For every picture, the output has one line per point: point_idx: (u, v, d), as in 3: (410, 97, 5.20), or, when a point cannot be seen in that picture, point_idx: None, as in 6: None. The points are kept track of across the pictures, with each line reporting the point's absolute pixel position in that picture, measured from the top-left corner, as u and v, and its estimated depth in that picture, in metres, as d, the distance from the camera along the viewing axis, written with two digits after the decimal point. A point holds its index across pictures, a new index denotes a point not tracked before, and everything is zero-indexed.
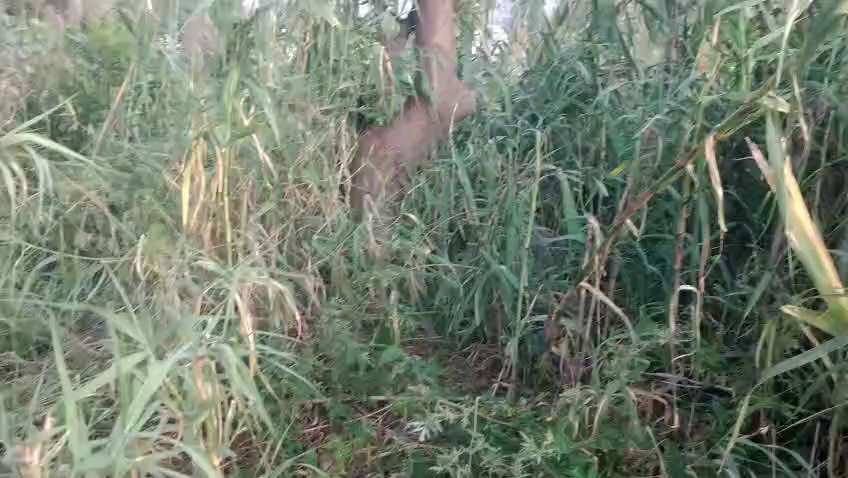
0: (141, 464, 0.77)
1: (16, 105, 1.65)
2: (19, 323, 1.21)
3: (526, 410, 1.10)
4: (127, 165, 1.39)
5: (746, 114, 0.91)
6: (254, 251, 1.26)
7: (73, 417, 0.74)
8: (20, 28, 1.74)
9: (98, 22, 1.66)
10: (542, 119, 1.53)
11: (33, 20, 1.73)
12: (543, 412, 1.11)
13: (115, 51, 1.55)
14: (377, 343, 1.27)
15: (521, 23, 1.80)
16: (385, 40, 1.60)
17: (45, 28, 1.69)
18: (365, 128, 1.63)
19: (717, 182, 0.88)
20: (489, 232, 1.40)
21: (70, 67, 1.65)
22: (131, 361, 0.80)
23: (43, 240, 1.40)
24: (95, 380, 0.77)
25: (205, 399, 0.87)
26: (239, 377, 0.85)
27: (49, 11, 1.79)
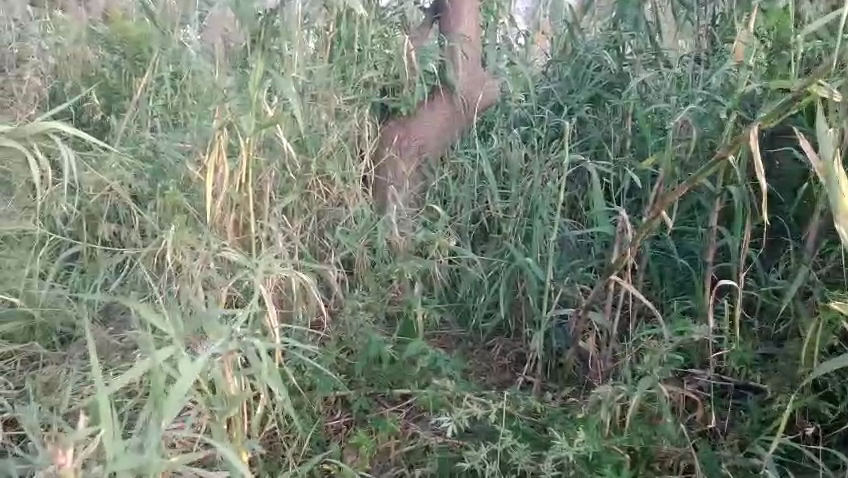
0: (174, 463, 0.75)
1: (39, 96, 1.70)
2: (43, 313, 1.23)
3: (554, 405, 1.09)
4: (149, 155, 1.40)
5: (791, 104, 0.84)
6: (279, 243, 1.26)
7: (106, 414, 0.72)
8: (44, 20, 1.78)
9: (121, 14, 1.66)
10: (567, 110, 1.52)
11: (56, 12, 1.75)
12: (571, 407, 1.09)
13: (136, 43, 1.54)
14: (401, 336, 1.27)
15: (543, 13, 1.82)
16: (408, 30, 1.58)
17: (67, 20, 1.69)
18: (388, 119, 1.59)
19: (760, 173, 0.82)
20: (513, 224, 1.38)
21: (93, 58, 1.66)
22: (165, 355, 0.78)
23: (66, 231, 1.40)
24: (129, 372, 0.75)
25: (233, 394, 0.86)
26: (269, 370, 0.85)
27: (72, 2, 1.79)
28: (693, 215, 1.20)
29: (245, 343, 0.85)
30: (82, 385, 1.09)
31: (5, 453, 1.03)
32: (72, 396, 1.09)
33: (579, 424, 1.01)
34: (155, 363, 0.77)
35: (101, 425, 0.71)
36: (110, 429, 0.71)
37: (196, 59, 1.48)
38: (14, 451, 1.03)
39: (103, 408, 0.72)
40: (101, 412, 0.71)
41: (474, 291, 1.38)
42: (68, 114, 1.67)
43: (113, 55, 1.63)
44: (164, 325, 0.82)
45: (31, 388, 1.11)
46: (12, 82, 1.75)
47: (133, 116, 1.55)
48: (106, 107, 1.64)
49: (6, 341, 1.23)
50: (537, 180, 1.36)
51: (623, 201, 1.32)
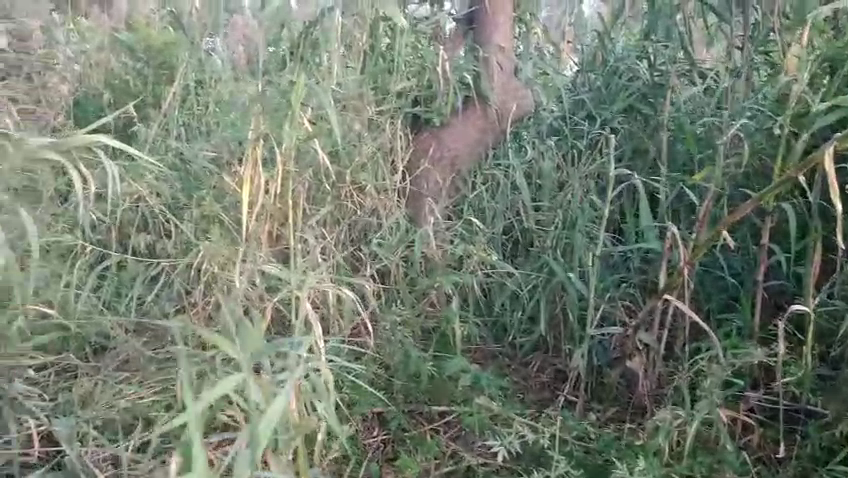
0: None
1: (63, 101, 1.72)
2: (79, 323, 1.21)
3: (609, 431, 1.09)
4: (176, 163, 1.43)
5: None
6: (314, 255, 1.24)
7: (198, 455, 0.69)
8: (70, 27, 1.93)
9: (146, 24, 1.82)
10: (596, 121, 1.47)
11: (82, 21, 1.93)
12: (625, 433, 1.10)
13: (161, 50, 1.66)
14: (436, 349, 1.26)
15: (568, 21, 1.81)
16: (441, 40, 1.57)
17: (91, 26, 1.91)
18: (421, 129, 1.56)
19: (837, 195, 0.82)
20: (552, 236, 1.34)
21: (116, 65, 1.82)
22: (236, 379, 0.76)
23: (96, 239, 1.40)
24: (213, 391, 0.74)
25: (298, 419, 0.85)
26: (324, 391, 0.84)
27: (97, 13, 2.05)
28: (739, 232, 1.19)
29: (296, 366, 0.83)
30: (118, 400, 1.08)
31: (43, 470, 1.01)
32: (110, 409, 1.08)
33: (637, 451, 1.00)
34: (228, 391, 0.76)
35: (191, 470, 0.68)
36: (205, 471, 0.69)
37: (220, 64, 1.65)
38: (52, 466, 1.01)
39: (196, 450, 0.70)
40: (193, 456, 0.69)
41: (511, 304, 1.36)
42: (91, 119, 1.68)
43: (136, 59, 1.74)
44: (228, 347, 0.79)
45: (68, 400, 1.10)
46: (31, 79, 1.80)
47: (160, 123, 1.56)
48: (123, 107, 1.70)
49: (40, 351, 1.21)
50: (576, 193, 1.34)
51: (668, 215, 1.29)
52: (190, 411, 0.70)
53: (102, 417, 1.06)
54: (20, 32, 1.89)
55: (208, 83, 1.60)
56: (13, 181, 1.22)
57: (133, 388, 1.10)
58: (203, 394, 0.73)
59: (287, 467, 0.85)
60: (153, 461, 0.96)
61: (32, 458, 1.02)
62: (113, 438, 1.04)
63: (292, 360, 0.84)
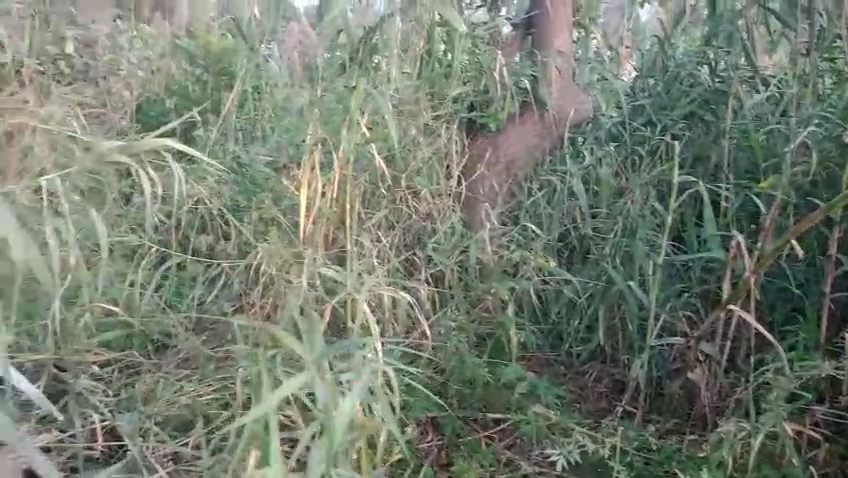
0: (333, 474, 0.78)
1: (127, 105, 1.79)
2: (142, 321, 1.25)
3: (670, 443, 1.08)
4: (236, 167, 1.47)
5: None
6: (371, 259, 1.25)
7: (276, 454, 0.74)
8: (133, 34, 2.00)
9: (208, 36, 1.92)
10: (655, 126, 1.43)
11: (145, 28, 2.01)
12: (687, 445, 1.08)
13: (220, 56, 1.83)
14: (491, 355, 1.26)
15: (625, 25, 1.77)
16: (498, 44, 1.54)
17: (154, 34, 1.99)
18: (476, 134, 1.55)
19: None
20: (611, 244, 1.33)
21: (176, 71, 1.89)
22: (299, 380, 0.78)
23: (157, 239, 1.44)
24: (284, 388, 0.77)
25: (360, 420, 0.86)
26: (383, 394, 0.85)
27: (159, 21, 2.13)
28: (805, 242, 1.16)
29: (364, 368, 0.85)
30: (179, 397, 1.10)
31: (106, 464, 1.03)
32: (171, 406, 1.10)
33: (700, 463, 1.00)
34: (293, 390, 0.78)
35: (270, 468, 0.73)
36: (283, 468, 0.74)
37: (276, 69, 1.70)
38: (115, 460, 1.03)
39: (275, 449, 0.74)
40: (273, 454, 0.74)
41: (568, 313, 1.34)
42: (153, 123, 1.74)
43: (197, 68, 1.86)
44: (294, 345, 0.80)
45: (131, 397, 1.12)
46: (95, 84, 1.86)
47: (220, 127, 1.61)
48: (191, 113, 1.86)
49: (104, 347, 1.23)
50: (637, 200, 1.32)
51: (731, 223, 1.26)
52: (267, 402, 0.75)
53: (164, 412, 1.08)
54: (86, 38, 1.98)
55: (265, 89, 1.64)
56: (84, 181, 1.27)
57: (193, 385, 1.13)
58: (271, 393, 0.77)
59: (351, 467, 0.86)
60: (213, 458, 0.97)
61: (96, 452, 1.03)
62: (174, 434, 1.06)
63: (359, 361, 0.86)
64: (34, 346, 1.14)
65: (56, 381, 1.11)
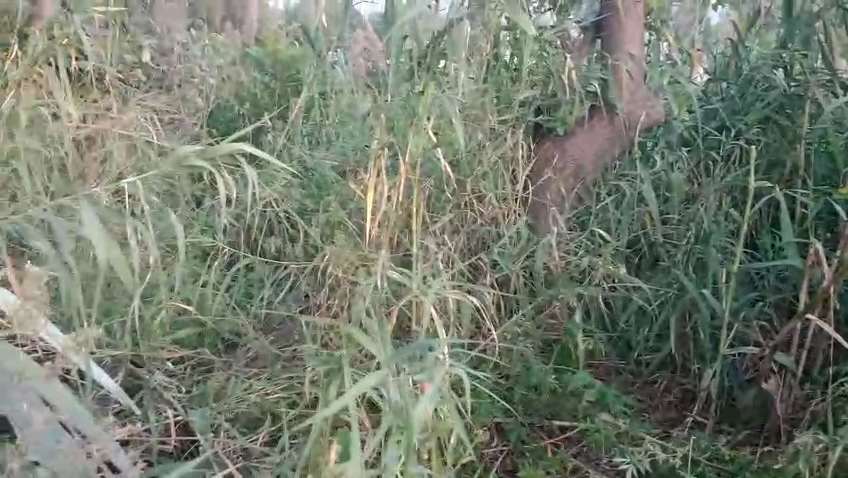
0: (407, 471, 0.79)
1: (200, 111, 1.86)
2: (214, 320, 1.28)
3: (744, 453, 1.06)
4: (308, 171, 1.54)
5: None
6: (436, 262, 1.25)
7: (356, 449, 0.76)
8: (205, 43, 2.07)
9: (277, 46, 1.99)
10: (728, 131, 1.39)
11: (217, 37, 2.09)
12: (761, 457, 1.05)
13: (288, 62, 1.91)
14: (557, 362, 1.24)
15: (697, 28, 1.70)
16: (567, 47, 1.49)
17: (225, 42, 2.07)
18: (543, 138, 1.52)
19: None
20: (683, 251, 1.31)
21: (245, 79, 1.97)
22: (372, 380, 0.79)
23: (228, 241, 1.48)
24: (363, 384, 0.78)
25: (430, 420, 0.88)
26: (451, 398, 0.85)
27: (230, 30, 2.20)
28: None
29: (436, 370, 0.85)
30: (249, 395, 1.13)
31: (178, 460, 1.05)
32: (241, 404, 1.13)
33: (775, 476, 0.97)
34: (371, 386, 0.79)
35: (349, 463, 0.75)
36: (362, 463, 0.76)
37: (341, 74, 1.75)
38: (186, 455, 1.05)
39: (354, 446, 0.76)
40: (352, 449, 0.76)
41: (636, 321, 1.32)
42: (222, 126, 1.81)
43: (265, 76, 1.94)
44: (369, 344, 0.82)
45: (203, 393, 1.15)
46: (169, 90, 1.93)
47: (288, 132, 1.68)
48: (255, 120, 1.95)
49: (177, 345, 1.27)
50: (710, 206, 1.29)
51: (810, 230, 1.22)
52: (348, 396, 0.75)
53: (234, 410, 1.11)
54: (161, 48, 2.00)
55: (331, 96, 1.72)
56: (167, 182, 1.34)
57: (262, 384, 1.15)
58: (346, 390, 0.78)
59: (422, 465, 0.88)
60: (281, 456, 0.99)
61: (170, 447, 1.05)
62: (243, 431, 1.08)
63: (430, 363, 0.86)
64: (112, 342, 1.17)
65: (132, 375, 1.14)
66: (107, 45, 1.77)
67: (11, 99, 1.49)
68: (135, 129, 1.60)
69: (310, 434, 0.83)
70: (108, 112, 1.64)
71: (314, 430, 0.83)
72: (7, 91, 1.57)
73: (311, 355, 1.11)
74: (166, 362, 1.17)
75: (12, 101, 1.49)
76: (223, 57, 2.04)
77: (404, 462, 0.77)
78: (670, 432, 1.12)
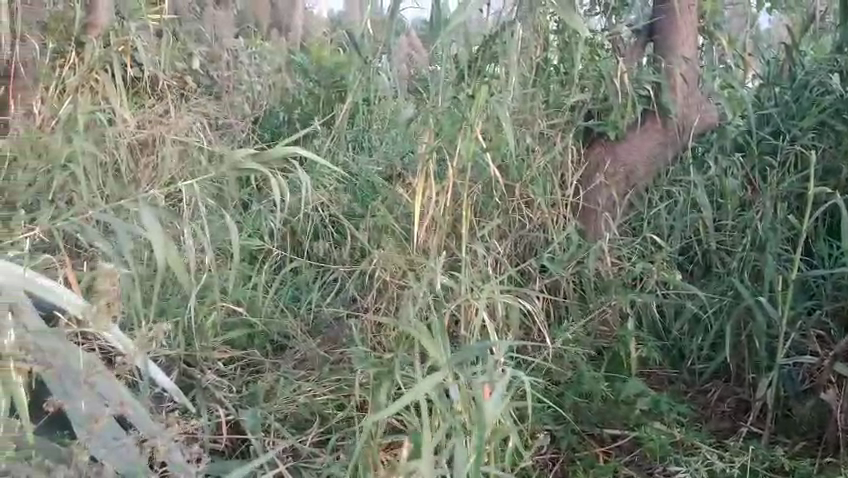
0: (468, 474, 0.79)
1: (249, 116, 1.90)
2: (264, 321, 1.30)
3: (805, 464, 1.03)
4: (354, 175, 1.56)
5: None
6: (485, 267, 1.25)
7: (425, 449, 0.77)
8: (253, 50, 2.11)
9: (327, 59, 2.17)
10: (784, 136, 1.36)
11: (264, 43, 2.13)
12: (822, 469, 1.03)
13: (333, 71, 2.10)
14: (609, 370, 1.23)
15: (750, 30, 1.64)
16: (620, 51, 1.49)
17: (272, 49, 2.11)
18: (593, 141, 1.49)
19: None
20: (738, 258, 1.28)
21: (290, 86, 2.06)
22: (430, 384, 0.78)
23: (276, 244, 1.51)
24: (421, 388, 0.77)
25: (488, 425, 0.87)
26: (507, 401, 0.84)
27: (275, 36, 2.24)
28: None
29: (493, 373, 0.85)
30: (297, 394, 1.14)
31: (229, 460, 1.06)
32: (290, 405, 1.14)
33: None
34: (430, 389, 0.78)
35: (418, 465, 0.75)
36: (432, 462, 0.76)
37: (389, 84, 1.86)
38: (237, 454, 1.06)
39: (423, 445, 0.76)
40: (420, 450, 0.75)
41: (689, 329, 1.30)
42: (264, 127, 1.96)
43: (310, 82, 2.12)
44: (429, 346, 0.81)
45: (253, 392, 1.16)
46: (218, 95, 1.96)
47: (334, 136, 1.71)
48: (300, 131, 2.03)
49: (228, 345, 1.29)
50: (766, 212, 1.26)
51: None
52: (407, 401, 0.75)
53: (284, 410, 1.12)
54: (211, 54, 1.99)
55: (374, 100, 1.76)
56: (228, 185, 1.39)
57: (312, 385, 1.17)
58: (406, 392, 0.77)
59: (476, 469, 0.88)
60: (331, 457, 1.00)
61: (221, 446, 1.06)
62: (293, 431, 1.09)
63: (488, 365, 0.85)
64: (166, 341, 1.19)
65: (184, 375, 1.16)
66: (160, 51, 1.80)
67: (69, 105, 1.53)
68: (187, 134, 1.63)
69: (362, 435, 0.83)
70: (161, 117, 1.68)
71: (366, 431, 0.82)
72: (65, 96, 1.61)
73: (361, 358, 1.12)
74: (217, 362, 1.19)
75: (70, 107, 1.53)
76: (270, 64, 2.08)
77: (473, 462, 0.77)
78: (725, 442, 1.09)
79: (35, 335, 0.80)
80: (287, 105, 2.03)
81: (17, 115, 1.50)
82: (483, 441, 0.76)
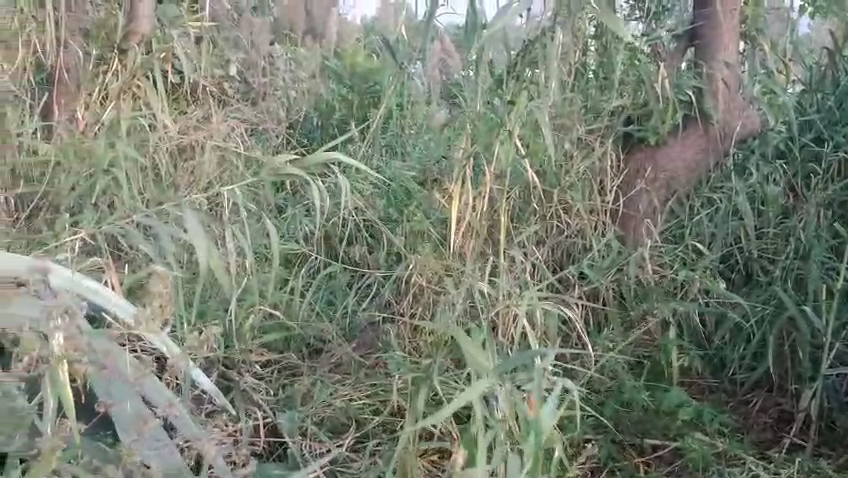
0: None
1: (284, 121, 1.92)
2: (300, 325, 1.30)
3: None
4: (388, 180, 1.57)
5: None
6: (522, 273, 1.25)
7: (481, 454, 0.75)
8: (289, 56, 2.13)
9: (356, 64, 2.24)
10: (828, 143, 1.33)
11: (299, 49, 2.14)
12: None
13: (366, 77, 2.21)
14: (648, 379, 1.21)
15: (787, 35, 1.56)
16: (660, 56, 1.46)
17: (307, 55, 2.13)
18: (632, 148, 1.48)
19: None
20: (781, 266, 1.26)
21: (323, 92, 2.09)
22: (478, 389, 0.77)
23: (311, 248, 1.52)
24: (465, 396, 0.76)
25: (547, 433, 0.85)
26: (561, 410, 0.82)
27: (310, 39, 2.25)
28: None
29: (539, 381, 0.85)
30: (335, 398, 1.15)
31: (268, 463, 1.06)
32: (327, 408, 1.14)
33: None
34: (477, 396, 0.77)
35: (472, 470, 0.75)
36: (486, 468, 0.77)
37: (421, 87, 1.82)
38: (275, 457, 1.07)
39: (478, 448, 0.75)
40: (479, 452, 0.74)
41: (731, 338, 1.28)
42: (295, 131, 2.01)
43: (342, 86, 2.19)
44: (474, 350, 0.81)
45: (290, 396, 1.16)
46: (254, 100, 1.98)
47: (368, 141, 1.72)
48: (334, 136, 2.04)
49: (265, 349, 1.30)
50: (811, 220, 1.24)
51: None
52: (458, 406, 0.73)
53: (321, 414, 1.12)
54: (247, 60, 1.98)
55: (408, 106, 1.82)
56: (266, 189, 1.40)
57: (348, 389, 1.17)
58: (453, 399, 0.76)
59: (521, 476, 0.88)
60: (369, 462, 1.01)
61: (259, 449, 1.06)
62: (330, 435, 1.10)
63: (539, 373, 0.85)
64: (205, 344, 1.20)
65: (222, 377, 1.17)
66: (200, 56, 1.83)
67: (112, 111, 1.56)
68: (225, 138, 1.65)
69: (400, 441, 0.82)
70: (200, 123, 1.70)
71: (406, 437, 0.82)
72: (106, 100, 1.63)
73: (397, 364, 1.12)
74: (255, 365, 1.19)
75: (113, 113, 1.56)
76: (305, 69, 2.10)
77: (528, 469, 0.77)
78: (769, 454, 1.07)
79: (88, 336, 0.80)
80: (321, 111, 2.08)
81: (61, 121, 1.52)
82: (537, 446, 0.76)
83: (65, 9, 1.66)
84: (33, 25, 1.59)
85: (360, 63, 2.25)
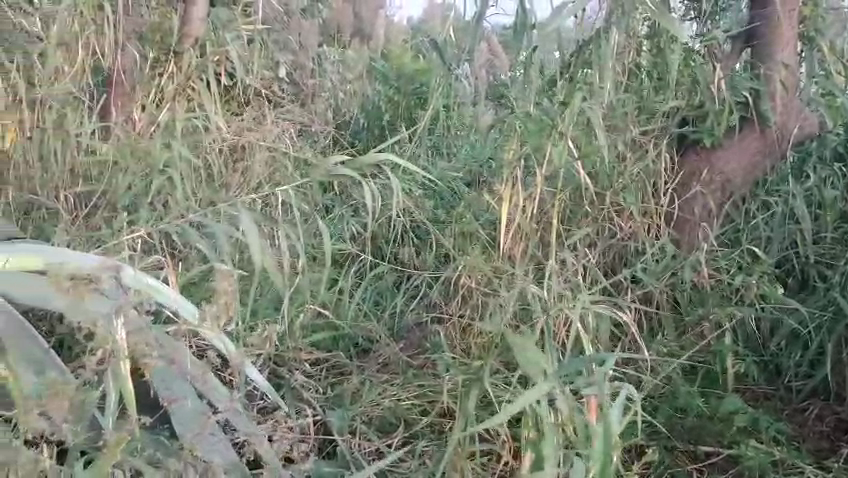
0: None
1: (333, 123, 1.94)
2: (349, 324, 1.31)
3: None
4: (436, 182, 1.57)
5: None
6: (573, 275, 1.23)
7: (549, 457, 0.76)
8: (336, 58, 2.15)
9: (401, 66, 2.25)
10: None
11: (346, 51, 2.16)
12: None
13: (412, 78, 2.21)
14: (702, 385, 1.19)
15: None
16: (716, 57, 1.43)
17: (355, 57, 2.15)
18: (687, 149, 1.45)
19: None
20: (841, 271, 1.23)
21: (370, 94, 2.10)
22: (541, 391, 0.77)
23: (359, 248, 1.53)
24: (524, 399, 0.76)
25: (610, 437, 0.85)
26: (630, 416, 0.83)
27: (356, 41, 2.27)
28: None
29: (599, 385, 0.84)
30: (384, 398, 1.16)
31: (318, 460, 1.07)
32: (375, 407, 1.15)
33: None
34: (539, 398, 0.77)
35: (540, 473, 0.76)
36: (555, 472, 0.76)
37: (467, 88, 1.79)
38: (324, 455, 1.08)
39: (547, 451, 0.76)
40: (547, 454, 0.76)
41: (787, 345, 1.25)
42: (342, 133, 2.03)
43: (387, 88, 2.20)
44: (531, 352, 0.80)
45: (339, 394, 1.17)
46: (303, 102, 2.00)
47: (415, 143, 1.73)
48: (381, 137, 2.05)
49: (314, 347, 1.31)
50: None
51: None
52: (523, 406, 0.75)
53: (370, 413, 1.13)
54: (296, 62, 2.00)
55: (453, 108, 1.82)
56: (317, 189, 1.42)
57: (396, 388, 1.18)
58: (513, 401, 0.77)
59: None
60: (418, 462, 1.01)
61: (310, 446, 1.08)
62: (379, 434, 1.10)
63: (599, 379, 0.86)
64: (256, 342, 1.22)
65: (273, 375, 1.18)
66: (251, 58, 1.85)
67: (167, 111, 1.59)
68: (275, 140, 1.67)
69: (453, 443, 0.82)
70: (251, 124, 1.72)
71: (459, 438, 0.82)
72: (161, 101, 1.67)
73: (446, 365, 1.12)
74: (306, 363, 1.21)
75: (168, 114, 1.59)
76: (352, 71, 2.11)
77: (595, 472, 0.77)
78: (827, 463, 1.04)
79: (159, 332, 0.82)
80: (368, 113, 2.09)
81: (118, 121, 1.56)
82: (606, 450, 0.76)
83: (123, 12, 1.70)
84: (93, 27, 1.59)
85: (407, 64, 2.25)
